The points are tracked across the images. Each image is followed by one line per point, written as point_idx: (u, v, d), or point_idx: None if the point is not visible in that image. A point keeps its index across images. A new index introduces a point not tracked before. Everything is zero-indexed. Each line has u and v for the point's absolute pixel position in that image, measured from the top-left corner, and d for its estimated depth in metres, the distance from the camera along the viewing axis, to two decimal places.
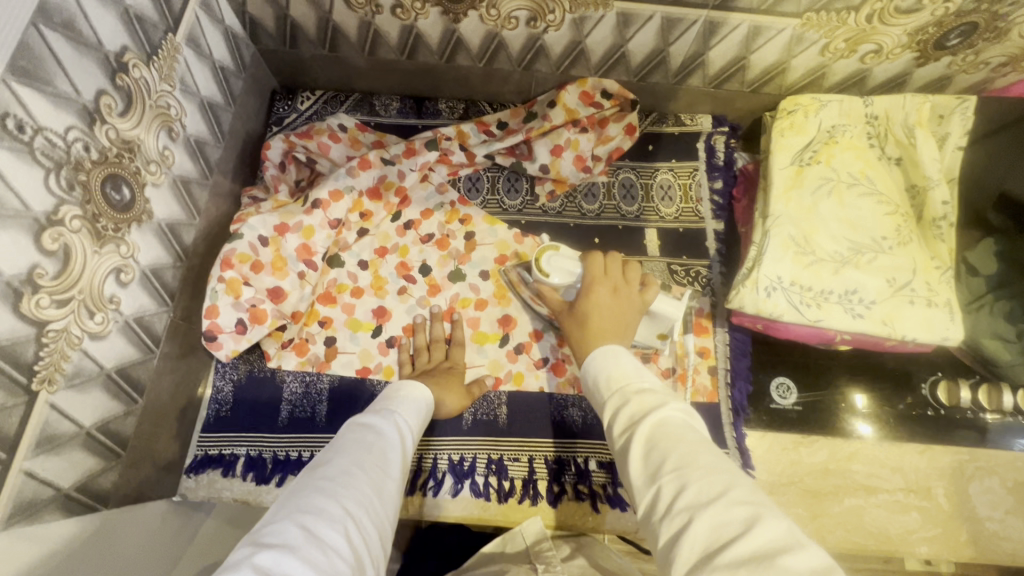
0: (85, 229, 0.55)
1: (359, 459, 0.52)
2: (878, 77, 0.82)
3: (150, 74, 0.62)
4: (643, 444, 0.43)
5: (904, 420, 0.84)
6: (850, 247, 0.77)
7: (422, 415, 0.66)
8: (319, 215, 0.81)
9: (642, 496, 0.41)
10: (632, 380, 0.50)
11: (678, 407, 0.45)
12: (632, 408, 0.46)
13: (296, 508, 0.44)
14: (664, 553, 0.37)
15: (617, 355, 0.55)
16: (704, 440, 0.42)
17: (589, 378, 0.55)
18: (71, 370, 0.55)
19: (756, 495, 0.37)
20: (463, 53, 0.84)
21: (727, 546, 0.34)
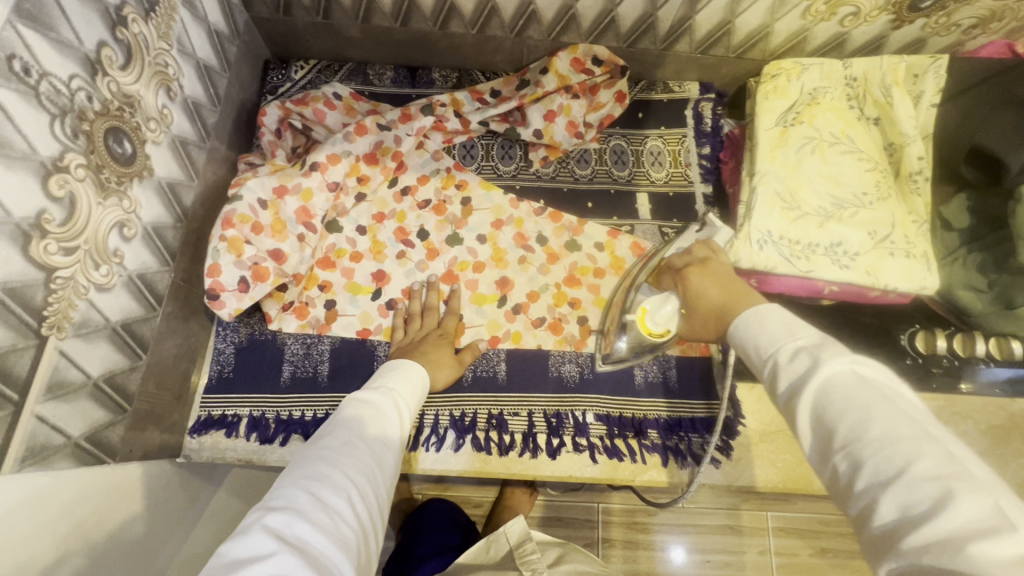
0: (90, 178, 0.55)
1: (359, 432, 0.53)
2: (857, 40, 0.85)
3: (148, 30, 0.63)
4: (812, 414, 0.42)
5: None
6: (834, 202, 0.80)
7: (419, 389, 0.67)
8: (318, 177, 0.82)
9: (822, 469, 0.41)
10: (784, 342, 0.46)
11: (841, 362, 0.42)
12: (788, 385, 0.44)
13: (302, 475, 0.46)
14: (858, 524, 0.37)
15: (760, 317, 0.50)
16: (883, 399, 0.39)
17: (739, 348, 0.52)
18: (78, 319, 0.56)
19: (950, 466, 0.34)
20: (456, 19, 0.85)
21: (914, 526, 0.33)
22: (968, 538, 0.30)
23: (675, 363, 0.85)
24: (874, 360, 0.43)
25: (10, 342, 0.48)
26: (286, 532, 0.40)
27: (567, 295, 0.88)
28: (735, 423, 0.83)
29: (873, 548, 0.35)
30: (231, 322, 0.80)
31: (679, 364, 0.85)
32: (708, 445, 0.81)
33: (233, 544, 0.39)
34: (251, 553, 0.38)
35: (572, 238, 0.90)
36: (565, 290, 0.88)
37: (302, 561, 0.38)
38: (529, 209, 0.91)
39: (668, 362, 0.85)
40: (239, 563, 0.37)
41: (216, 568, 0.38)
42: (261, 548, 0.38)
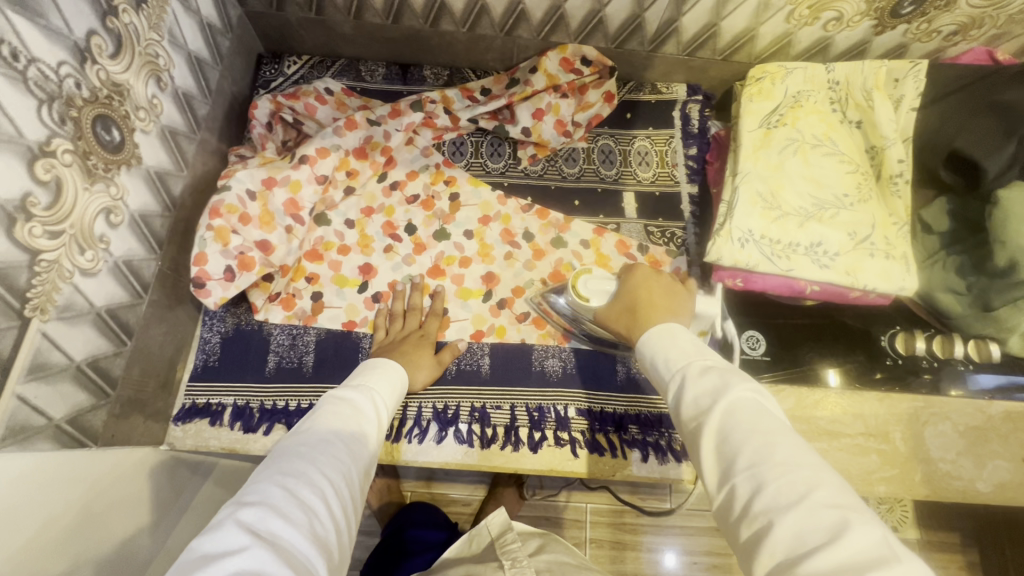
0: (77, 164, 0.56)
1: (338, 429, 0.54)
2: (841, 44, 0.87)
3: (139, 20, 0.64)
4: (718, 434, 0.47)
5: (872, 379, 0.89)
6: (815, 203, 0.81)
7: (398, 387, 0.68)
8: (306, 170, 0.84)
9: (719, 491, 0.45)
10: (695, 358, 0.54)
11: (745, 389, 0.49)
12: (694, 397, 0.50)
13: (278, 471, 0.47)
14: (748, 551, 0.41)
15: (671, 334, 0.58)
16: (779, 429, 0.45)
17: (648, 359, 0.59)
18: (63, 303, 0.57)
19: (841, 498, 0.40)
20: (447, 17, 0.86)
21: (812, 552, 0.37)
22: (858, 564, 0.35)
23: None
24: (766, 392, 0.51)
25: None
26: (260, 527, 0.41)
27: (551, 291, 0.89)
28: None
29: (766, 571, 0.39)
30: (218, 312, 0.81)
31: None
32: None
33: (205, 538, 0.40)
34: (224, 548, 0.38)
35: (558, 235, 0.91)
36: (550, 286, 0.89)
37: (274, 556, 0.39)
38: (517, 206, 0.92)
39: None
40: (213, 557, 0.38)
41: (189, 561, 0.38)
42: (235, 543, 0.39)
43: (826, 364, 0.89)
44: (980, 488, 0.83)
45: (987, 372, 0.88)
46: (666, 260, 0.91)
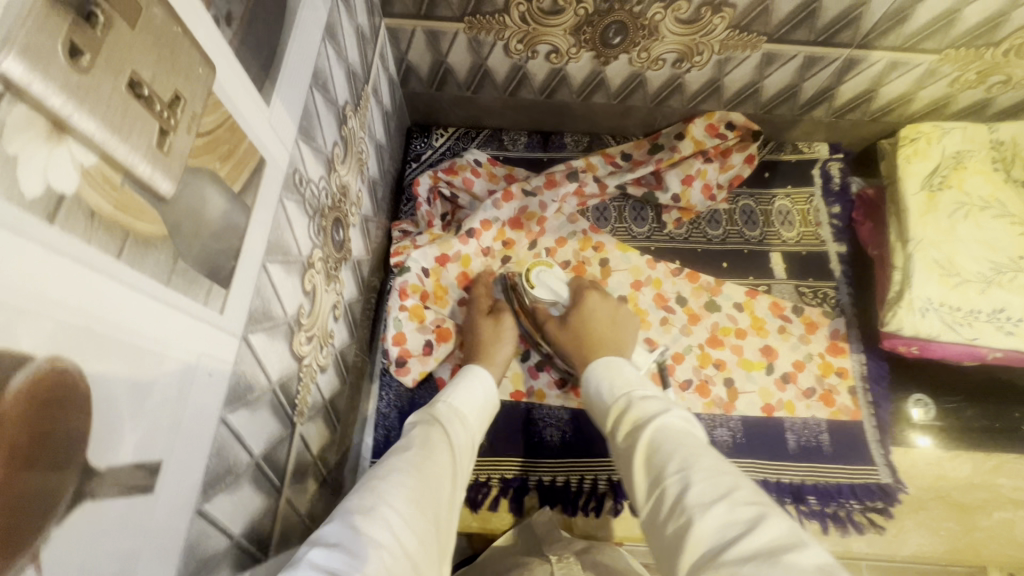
0: (323, 270, 0.59)
1: (411, 460, 0.52)
2: (1001, 104, 0.86)
3: (356, 122, 0.67)
4: (650, 450, 0.53)
5: (987, 435, 0.85)
6: (993, 267, 0.80)
7: (481, 414, 0.66)
8: (473, 244, 0.86)
9: (652, 500, 0.50)
10: (636, 386, 0.63)
11: (678, 413, 0.56)
12: (637, 414, 0.58)
13: (348, 509, 0.45)
14: (673, 550, 0.44)
15: (616, 364, 0.68)
16: (700, 447, 0.51)
17: (592, 387, 0.68)
18: (311, 402, 0.59)
19: (760, 497, 0.44)
20: (601, 91, 0.89)
21: (732, 541, 0.40)
22: (773, 549, 0.38)
23: (825, 427, 0.84)
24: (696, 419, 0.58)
25: (278, 434, 0.51)
26: (331, 568, 0.38)
27: (711, 356, 0.89)
28: (896, 490, 0.81)
29: (691, 566, 0.41)
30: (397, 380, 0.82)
31: (830, 428, 0.84)
32: (868, 510, 0.81)
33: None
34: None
35: (711, 298, 0.92)
36: (709, 351, 0.89)
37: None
38: (667, 270, 0.93)
39: (819, 426, 0.84)
40: None
41: None
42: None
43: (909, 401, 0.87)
44: None
45: None
46: (823, 321, 0.90)
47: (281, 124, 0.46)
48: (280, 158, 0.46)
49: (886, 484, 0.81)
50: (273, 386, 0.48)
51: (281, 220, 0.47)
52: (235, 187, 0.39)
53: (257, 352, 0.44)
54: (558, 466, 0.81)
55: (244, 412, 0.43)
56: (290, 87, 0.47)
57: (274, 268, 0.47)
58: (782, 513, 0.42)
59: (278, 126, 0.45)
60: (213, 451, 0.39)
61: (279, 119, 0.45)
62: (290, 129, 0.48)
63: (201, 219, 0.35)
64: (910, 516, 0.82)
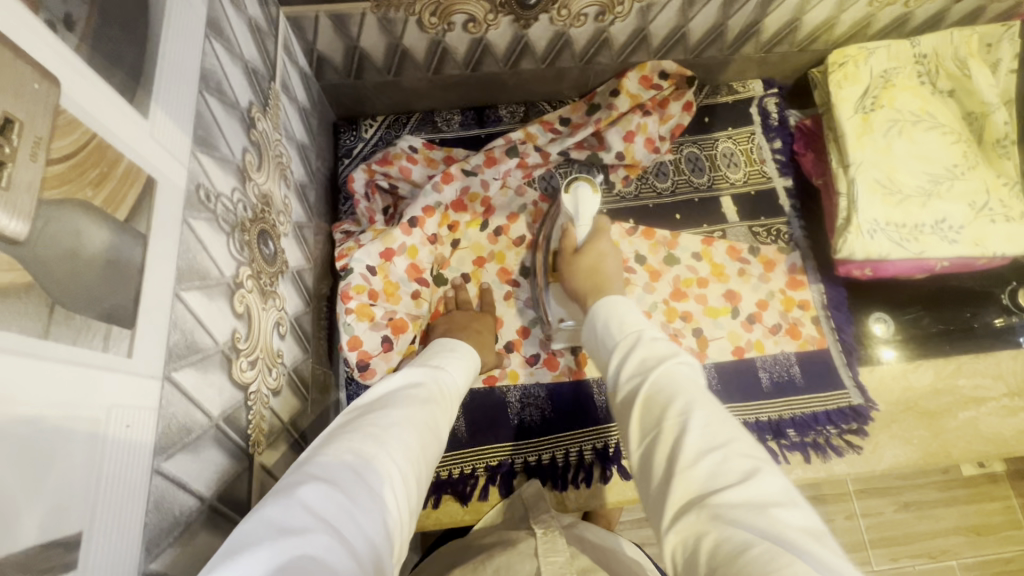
0: (255, 288, 0.55)
1: (411, 416, 0.50)
2: (920, 18, 0.87)
3: (267, 124, 0.62)
4: (652, 390, 0.51)
5: (941, 341, 0.89)
6: (930, 179, 0.81)
7: (465, 380, 0.65)
8: (418, 233, 0.82)
9: (646, 440, 0.49)
10: (644, 329, 0.60)
11: (686, 359, 0.53)
12: (646, 356, 0.55)
13: (348, 449, 0.44)
14: (659, 492, 0.44)
15: (625, 305, 0.64)
16: (703, 393, 0.49)
17: (596, 324, 0.64)
18: (268, 429, 0.55)
19: (756, 451, 0.43)
20: (528, 57, 0.85)
21: (722, 489, 0.40)
22: (766, 505, 0.38)
23: (795, 360, 0.86)
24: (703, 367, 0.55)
25: (233, 470, 0.47)
26: (326, 509, 0.37)
27: (677, 310, 0.89)
28: (867, 408, 0.84)
29: (677, 508, 0.42)
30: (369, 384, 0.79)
31: (799, 360, 0.86)
32: (845, 433, 0.83)
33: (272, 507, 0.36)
34: (287, 524, 0.35)
35: (669, 252, 0.92)
36: (674, 305, 0.89)
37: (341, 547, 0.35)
38: (622, 230, 0.92)
39: (789, 360, 0.86)
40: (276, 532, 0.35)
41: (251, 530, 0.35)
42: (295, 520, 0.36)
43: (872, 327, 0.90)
44: None
45: None
46: (780, 258, 0.91)
47: (168, 137, 0.41)
48: (175, 175, 0.42)
49: (858, 405, 0.84)
50: (216, 422, 0.45)
51: (191, 244, 0.43)
52: (119, 215, 0.35)
53: (186, 390, 0.41)
54: (542, 444, 0.81)
55: (184, 456, 0.40)
56: (172, 96, 0.43)
57: (191, 296, 0.42)
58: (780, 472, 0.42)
59: (164, 140, 0.41)
60: (151, 504, 0.36)
61: (163, 131, 0.41)
62: (182, 141, 0.43)
63: (78, 258, 0.31)
64: (884, 432, 0.84)
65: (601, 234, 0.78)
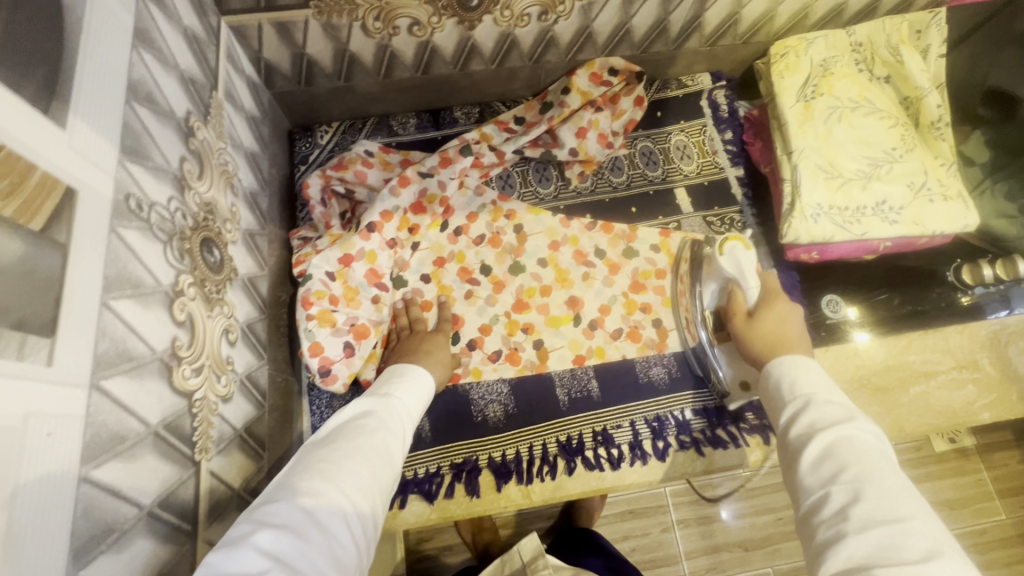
0: (199, 295, 0.55)
1: (361, 445, 0.52)
2: (854, 7, 0.90)
3: (209, 133, 0.62)
4: (823, 452, 0.53)
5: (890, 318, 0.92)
6: (870, 162, 0.84)
7: (422, 403, 0.66)
8: (376, 238, 0.81)
9: (811, 495, 0.52)
10: (820, 389, 0.61)
11: (863, 429, 0.55)
12: (815, 418, 0.57)
13: (297, 490, 0.46)
14: (819, 549, 0.48)
15: (804, 365, 0.65)
16: (885, 465, 0.51)
17: (769, 376, 0.67)
18: (217, 436, 0.55)
19: (937, 535, 0.45)
20: (477, 58, 0.86)
21: (897, 563, 0.43)
22: None
23: None
24: (887, 440, 0.55)
25: (177, 476, 0.48)
26: (277, 552, 0.40)
27: (636, 302, 0.90)
28: None
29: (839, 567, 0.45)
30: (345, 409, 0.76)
31: None
32: None
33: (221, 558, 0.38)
34: (241, 572, 0.38)
35: (628, 245, 0.93)
36: (633, 297, 0.90)
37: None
38: (581, 226, 0.93)
39: None
40: None
41: None
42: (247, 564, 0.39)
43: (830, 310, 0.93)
44: None
45: None
46: None
47: (92, 147, 0.42)
48: (100, 185, 0.42)
49: None
50: (154, 429, 0.45)
51: (119, 253, 0.43)
52: (33, 225, 0.35)
53: (119, 398, 0.41)
54: (506, 439, 0.81)
55: (118, 463, 0.40)
56: (94, 106, 0.43)
57: (122, 304, 0.43)
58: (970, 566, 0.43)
59: (87, 150, 0.41)
60: (79, 511, 0.36)
61: (84, 141, 0.41)
62: (107, 150, 0.43)
63: None
64: None
65: (772, 295, 0.76)
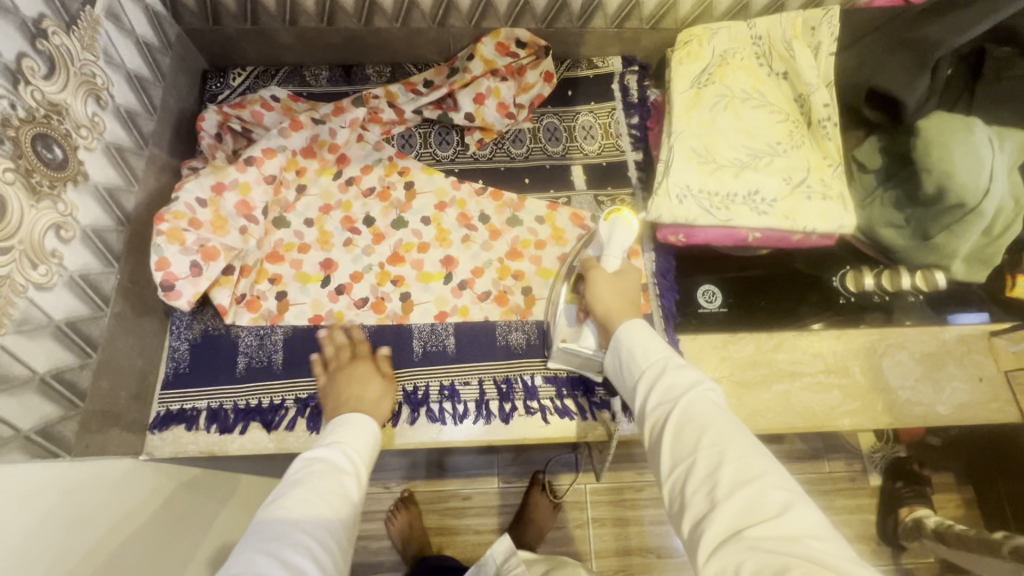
0: (19, 182, 0.58)
1: (317, 490, 0.58)
2: (758, 2, 0.91)
3: (71, 42, 0.66)
4: (681, 421, 0.54)
5: (765, 315, 0.91)
6: (749, 152, 0.84)
7: (374, 441, 0.70)
8: (253, 172, 0.86)
9: (679, 468, 0.52)
10: (667, 357, 0.62)
11: (709, 388, 0.57)
12: (670, 384, 0.58)
13: (258, 543, 0.51)
14: (692, 525, 0.48)
15: (646, 331, 0.66)
16: (731, 422, 0.53)
17: (619, 356, 0.66)
18: (19, 317, 0.58)
19: (788, 483, 0.48)
20: (379, 14, 0.90)
21: (762, 521, 0.45)
22: (801, 538, 0.43)
23: None
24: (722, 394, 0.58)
25: None
26: None
27: (510, 269, 0.91)
28: None
29: (711, 539, 0.46)
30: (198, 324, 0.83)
31: None
32: None
33: None
34: None
35: (514, 214, 0.94)
36: (508, 264, 0.91)
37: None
38: (471, 190, 0.95)
39: None
40: None
41: None
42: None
43: (708, 300, 0.91)
44: (941, 411, 0.87)
45: (967, 314, 0.93)
46: None
47: None
48: None
49: None
50: None
51: None
52: None
53: None
54: None
55: None
56: None
57: None
58: (816, 511, 0.46)
59: None
60: None
61: None
62: None
63: None
64: None
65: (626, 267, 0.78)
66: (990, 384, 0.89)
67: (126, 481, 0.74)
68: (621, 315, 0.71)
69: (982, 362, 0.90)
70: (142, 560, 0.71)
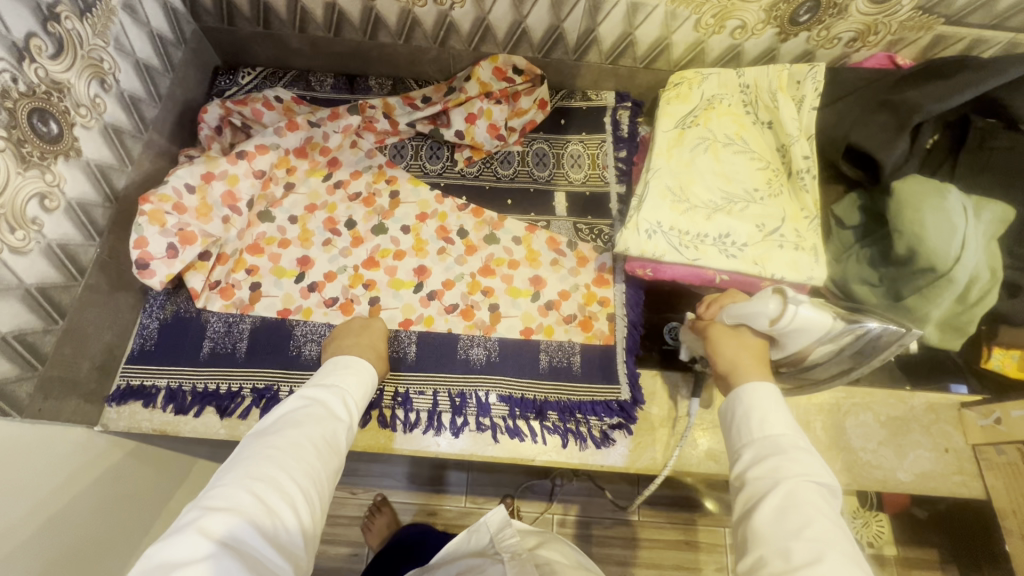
0: (9, 150, 0.62)
1: (310, 436, 0.59)
2: (751, 52, 0.94)
3: (82, 27, 0.70)
4: (777, 501, 0.50)
5: None
6: (724, 196, 0.85)
7: (367, 388, 0.71)
8: (243, 165, 0.90)
9: (770, 545, 0.48)
10: (785, 432, 0.55)
11: (813, 479, 0.51)
12: (783, 463, 0.52)
13: (244, 476, 0.52)
14: None
15: (774, 400, 0.58)
16: (840, 525, 0.48)
17: (727, 407, 0.60)
18: None
19: None
20: (383, 30, 0.94)
21: None
22: None
23: (579, 349, 0.88)
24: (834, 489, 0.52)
25: None
26: (226, 534, 0.47)
27: (480, 284, 0.92)
28: (633, 407, 0.84)
29: None
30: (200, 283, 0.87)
31: (581, 352, 0.88)
32: (606, 427, 0.84)
33: (167, 543, 0.46)
34: (187, 552, 0.45)
35: (492, 232, 0.96)
36: (479, 279, 0.92)
37: (236, 563, 0.46)
38: (453, 205, 0.97)
39: (573, 348, 0.88)
40: (170, 563, 0.44)
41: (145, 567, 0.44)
42: (191, 544, 0.46)
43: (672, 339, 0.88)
44: (901, 477, 0.85)
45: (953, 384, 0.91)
46: (593, 256, 0.94)
47: None
48: None
49: (625, 401, 0.84)
50: None
51: None
52: None
53: None
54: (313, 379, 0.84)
55: None
56: None
57: None
58: None
59: None
60: None
61: None
62: None
63: None
64: (650, 433, 0.84)
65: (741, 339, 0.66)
66: (956, 457, 0.86)
67: (77, 449, 0.76)
68: (751, 372, 0.62)
69: (950, 433, 0.87)
70: (44, 538, 0.68)
